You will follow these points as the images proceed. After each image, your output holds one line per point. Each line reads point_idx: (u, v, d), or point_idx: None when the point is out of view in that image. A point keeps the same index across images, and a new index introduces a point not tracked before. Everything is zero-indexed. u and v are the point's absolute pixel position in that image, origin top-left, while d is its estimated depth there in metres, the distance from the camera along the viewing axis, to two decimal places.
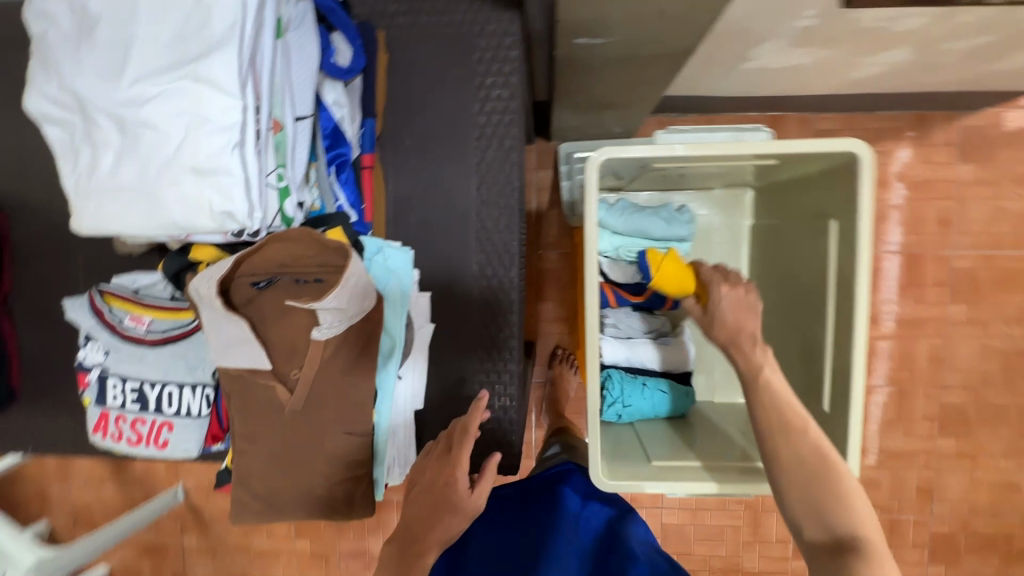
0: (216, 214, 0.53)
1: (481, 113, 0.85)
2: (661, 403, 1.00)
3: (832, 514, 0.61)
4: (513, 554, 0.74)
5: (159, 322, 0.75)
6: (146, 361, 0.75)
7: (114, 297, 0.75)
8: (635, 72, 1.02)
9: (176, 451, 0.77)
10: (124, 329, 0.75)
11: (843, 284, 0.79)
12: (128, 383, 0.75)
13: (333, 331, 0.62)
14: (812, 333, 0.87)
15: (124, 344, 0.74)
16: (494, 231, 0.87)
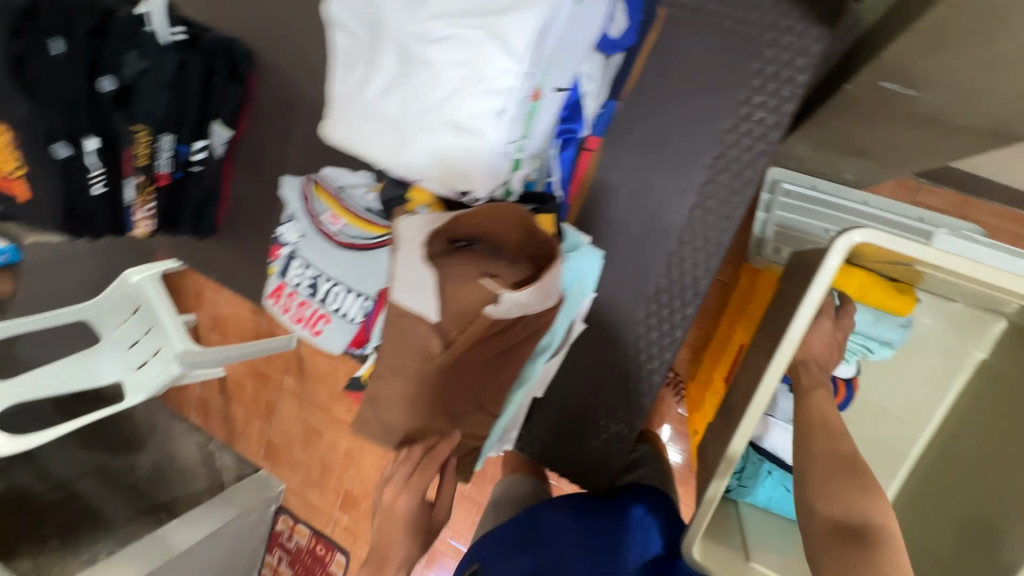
0: (454, 172, 0.52)
1: (729, 132, 0.74)
2: (778, 499, 0.83)
3: (841, 507, 0.49)
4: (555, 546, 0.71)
5: (350, 227, 0.79)
6: (328, 257, 0.80)
7: (322, 190, 0.80)
8: (921, 136, 0.83)
9: (325, 342, 0.84)
10: (321, 222, 0.80)
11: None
12: (308, 270, 0.81)
13: (506, 314, 0.61)
14: (995, 512, 0.68)
15: (315, 235, 0.79)
16: (685, 261, 0.79)
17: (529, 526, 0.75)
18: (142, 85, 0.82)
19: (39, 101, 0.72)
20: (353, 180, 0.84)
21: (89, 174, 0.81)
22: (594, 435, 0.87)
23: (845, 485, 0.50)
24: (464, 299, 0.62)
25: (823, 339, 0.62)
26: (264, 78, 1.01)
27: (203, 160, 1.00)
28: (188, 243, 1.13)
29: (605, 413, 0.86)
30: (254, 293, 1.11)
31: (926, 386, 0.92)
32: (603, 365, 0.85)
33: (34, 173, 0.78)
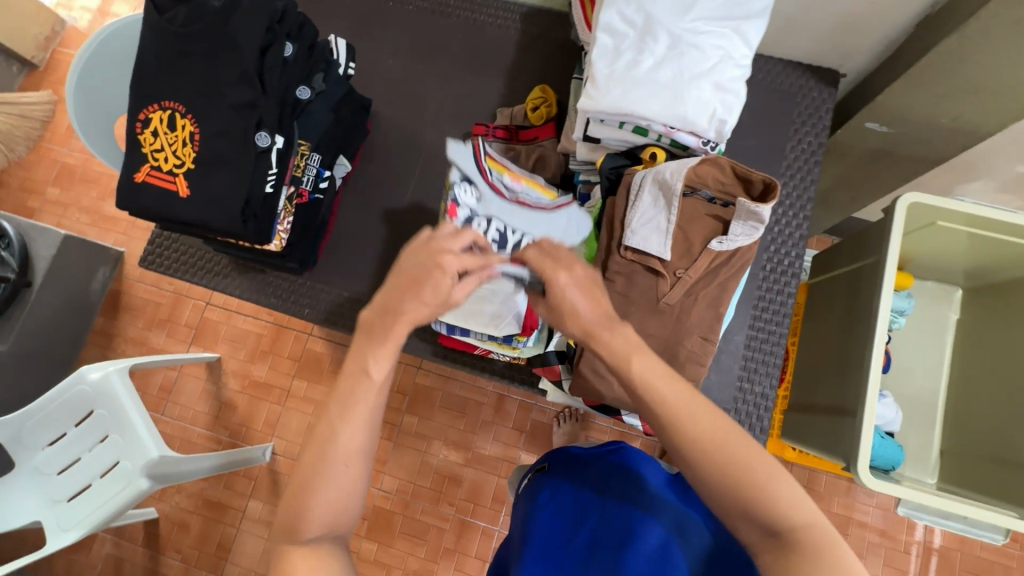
0: (713, 119, 0.71)
1: (790, 151, 1.06)
2: (878, 446, 1.07)
3: (763, 511, 0.53)
4: (610, 502, 0.79)
5: (529, 189, 0.88)
6: (514, 215, 0.87)
7: (495, 159, 0.87)
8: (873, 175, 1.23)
9: (504, 326, 0.87)
10: (503, 189, 0.87)
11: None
12: (491, 224, 0.86)
13: (733, 244, 0.75)
14: None
15: (500, 197, 0.86)
16: (784, 243, 1.02)
17: (608, 490, 0.81)
18: (320, 103, 0.90)
19: (263, 92, 0.78)
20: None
21: (271, 170, 0.81)
22: (740, 401, 0.98)
23: (749, 492, 0.54)
24: (693, 237, 0.77)
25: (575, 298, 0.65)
26: (385, 127, 1.14)
27: (326, 189, 1.00)
28: (277, 281, 1.08)
29: (746, 379, 0.98)
30: (353, 327, 1.06)
31: (935, 346, 1.21)
32: (735, 336, 0.99)
33: (226, 160, 0.78)
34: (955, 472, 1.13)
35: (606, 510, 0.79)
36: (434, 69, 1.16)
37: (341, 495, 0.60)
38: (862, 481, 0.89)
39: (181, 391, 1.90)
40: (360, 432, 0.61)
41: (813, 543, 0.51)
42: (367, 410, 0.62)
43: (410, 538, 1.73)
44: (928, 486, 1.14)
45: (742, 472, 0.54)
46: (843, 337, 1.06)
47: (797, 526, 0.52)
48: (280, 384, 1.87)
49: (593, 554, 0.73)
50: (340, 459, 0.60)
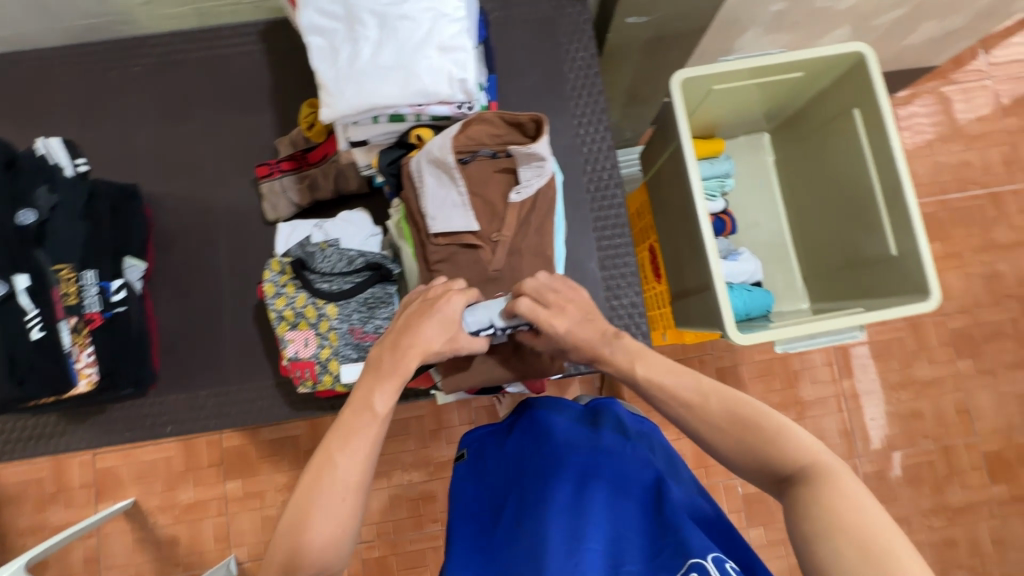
0: (453, 82, 0.69)
1: (569, 71, 1.07)
2: (749, 300, 1.16)
3: (772, 459, 0.57)
4: (527, 469, 0.89)
5: (327, 272, 0.83)
6: (327, 304, 0.82)
7: (280, 261, 0.84)
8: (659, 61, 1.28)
9: None
10: (298, 288, 0.82)
11: (879, 144, 1.03)
12: (310, 333, 0.82)
13: (530, 190, 0.76)
14: (855, 205, 1.12)
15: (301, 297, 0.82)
16: (596, 160, 1.05)
17: (526, 455, 0.91)
18: (59, 218, 0.79)
19: None
20: (302, 234, 0.87)
21: (28, 315, 0.75)
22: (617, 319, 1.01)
23: (755, 447, 0.58)
24: (491, 199, 0.75)
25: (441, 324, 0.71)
26: (167, 207, 1.03)
27: (125, 298, 0.89)
28: (124, 413, 0.96)
29: (613, 295, 1.02)
30: (226, 420, 0.97)
31: (765, 193, 1.32)
32: (588, 264, 1.02)
33: None
34: (821, 290, 1.25)
35: (527, 473, 0.88)
36: (194, 125, 1.05)
37: (333, 531, 0.58)
38: (736, 342, 0.96)
39: (110, 554, 1.71)
40: (358, 465, 0.61)
41: (811, 473, 0.54)
42: (370, 449, 0.62)
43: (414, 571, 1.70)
44: (804, 312, 1.26)
45: (750, 429, 0.59)
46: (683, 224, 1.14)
47: (799, 464, 0.55)
48: (214, 495, 1.73)
49: (518, 519, 0.82)
50: (337, 492, 0.59)
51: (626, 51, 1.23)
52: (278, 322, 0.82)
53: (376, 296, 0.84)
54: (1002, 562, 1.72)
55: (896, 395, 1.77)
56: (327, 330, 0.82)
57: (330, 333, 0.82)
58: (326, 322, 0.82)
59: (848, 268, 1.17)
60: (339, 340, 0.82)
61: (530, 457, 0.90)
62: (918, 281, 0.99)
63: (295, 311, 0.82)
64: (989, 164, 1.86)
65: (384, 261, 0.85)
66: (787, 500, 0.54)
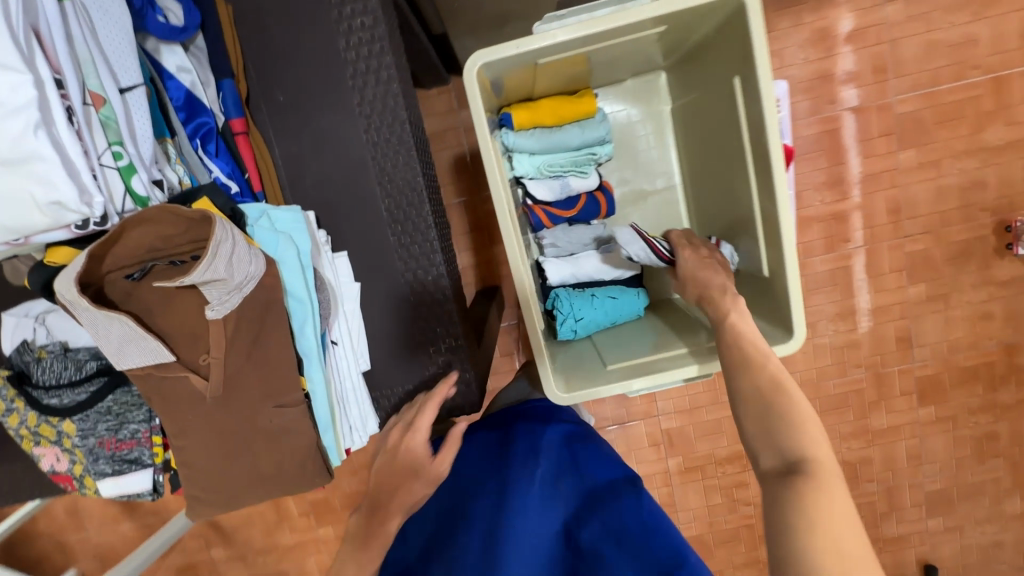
0: (43, 207, 0.48)
1: (342, 46, 0.75)
2: (614, 308, 0.97)
3: (785, 442, 0.57)
4: (449, 521, 0.81)
5: (51, 384, 0.71)
6: (63, 420, 0.72)
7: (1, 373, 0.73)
8: None
9: (139, 483, 0.75)
10: (26, 405, 0.72)
11: (757, 135, 0.75)
12: (58, 449, 0.74)
13: (228, 305, 0.59)
14: (734, 195, 0.87)
15: (32, 414, 0.72)
16: (389, 172, 0.80)
17: (452, 502, 0.83)
18: None
19: None
20: (24, 332, 0.73)
21: None
22: (432, 368, 0.86)
23: (779, 428, 0.59)
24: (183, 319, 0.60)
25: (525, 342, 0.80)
26: None
27: None
28: None
29: (428, 342, 0.85)
30: None
31: (657, 153, 1.06)
32: (399, 307, 0.85)
33: None
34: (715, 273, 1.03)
35: (470, 489, 0.82)
36: None
37: None
38: (552, 398, 0.82)
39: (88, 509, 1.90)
40: None
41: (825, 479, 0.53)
42: None
43: None
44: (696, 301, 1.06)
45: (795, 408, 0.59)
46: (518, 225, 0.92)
47: (807, 455, 0.55)
48: None
49: None
50: None
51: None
52: (20, 439, 0.74)
53: (117, 403, 0.72)
54: (914, 473, 1.52)
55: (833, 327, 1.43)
56: (73, 446, 0.74)
57: (78, 448, 0.74)
58: (70, 438, 0.73)
59: None
60: (90, 454, 0.74)
61: (454, 507, 0.83)
62: (782, 311, 0.80)
63: (30, 429, 0.73)
64: (999, 38, 1.25)
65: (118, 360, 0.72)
66: (781, 483, 0.54)
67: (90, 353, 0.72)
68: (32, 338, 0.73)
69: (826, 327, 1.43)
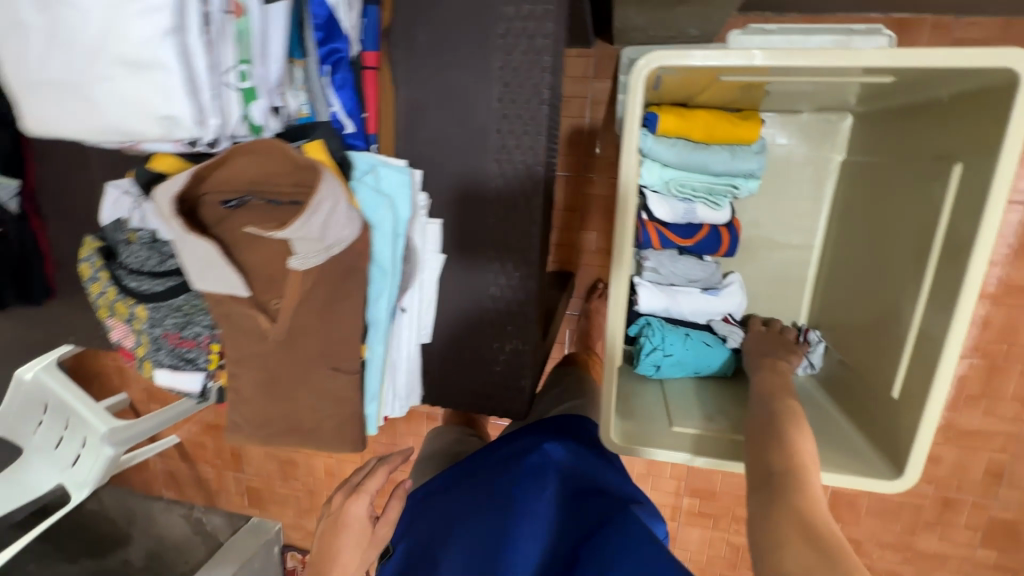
0: (157, 118, 0.47)
1: (503, 4, 0.67)
2: (701, 357, 0.89)
3: (770, 455, 0.59)
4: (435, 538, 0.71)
5: (132, 268, 0.73)
6: (134, 306, 0.74)
7: (93, 241, 0.75)
8: None
9: (187, 384, 0.77)
10: (107, 279, 0.75)
11: (955, 237, 0.61)
12: (125, 328, 0.77)
13: (314, 259, 0.57)
14: (891, 291, 0.73)
15: (110, 290, 0.75)
16: (513, 152, 0.73)
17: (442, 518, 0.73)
18: None
19: None
20: (121, 209, 0.74)
21: None
22: (494, 366, 0.81)
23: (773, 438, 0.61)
24: None
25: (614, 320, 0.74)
26: None
27: None
28: (30, 314, 1.02)
29: (495, 337, 0.79)
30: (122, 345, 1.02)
31: (807, 203, 0.92)
32: (475, 293, 0.79)
33: None
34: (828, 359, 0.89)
35: (453, 514, 0.73)
36: None
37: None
38: (605, 441, 0.76)
39: None
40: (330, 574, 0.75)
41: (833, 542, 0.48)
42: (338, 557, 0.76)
43: None
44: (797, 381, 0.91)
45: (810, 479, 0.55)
46: None
47: (786, 467, 0.57)
48: None
49: None
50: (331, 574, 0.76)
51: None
52: (98, 306, 0.77)
53: (188, 304, 0.73)
54: None
55: None
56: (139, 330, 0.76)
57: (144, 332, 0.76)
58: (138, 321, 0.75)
59: (856, 363, 0.80)
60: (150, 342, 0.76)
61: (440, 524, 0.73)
62: (898, 444, 0.68)
63: (106, 301, 0.75)
64: None
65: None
66: (770, 489, 0.55)
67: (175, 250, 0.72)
68: (129, 218, 0.74)
69: None
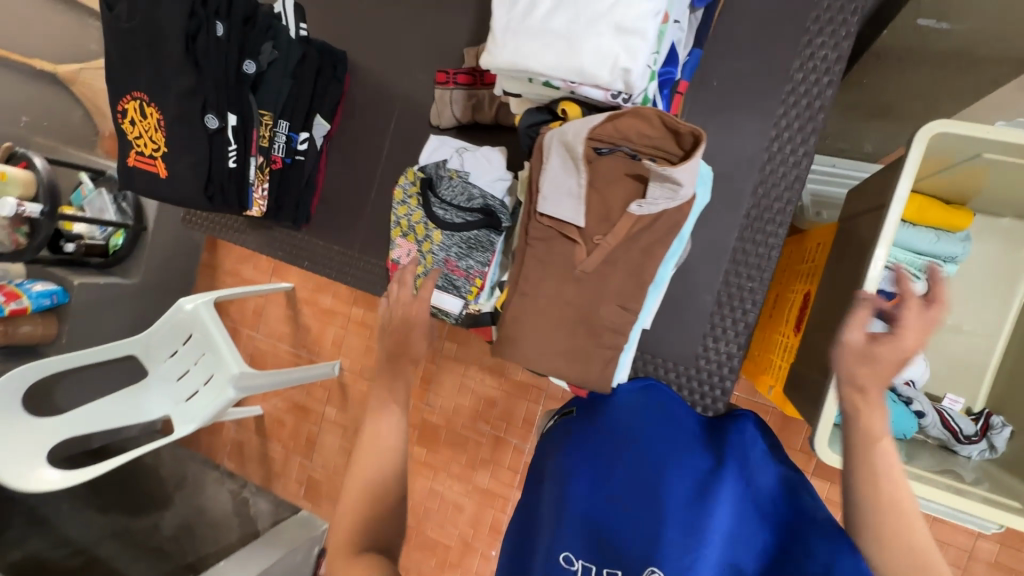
0: (616, 69, 0.61)
1: (797, 71, 0.87)
2: (885, 413, 0.94)
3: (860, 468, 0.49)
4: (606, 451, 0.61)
5: (444, 198, 0.88)
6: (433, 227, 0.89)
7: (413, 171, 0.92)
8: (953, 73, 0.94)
9: (447, 304, 0.89)
10: (416, 202, 0.90)
11: None
12: (411, 245, 0.91)
13: (653, 208, 0.69)
14: None
15: (416, 211, 0.90)
16: (773, 184, 0.88)
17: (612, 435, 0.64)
18: (275, 72, 0.93)
19: (202, 75, 0.83)
20: (444, 153, 0.92)
21: (229, 146, 0.90)
22: (702, 360, 0.92)
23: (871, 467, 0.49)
24: (609, 202, 0.71)
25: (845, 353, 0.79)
26: (362, 81, 1.13)
27: (305, 150, 1.07)
28: (281, 236, 1.20)
29: (712, 336, 0.92)
30: (345, 278, 1.16)
31: (998, 298, 0.99)
32: (704, 294, 0.92)
33: (185, 145, 0.86)
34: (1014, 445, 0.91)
35: (622, 432, 0.64)
36: (400, 11, 1.09)
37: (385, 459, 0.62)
38: (822, 456, 0.77)
39: (268, 315, 2.24)
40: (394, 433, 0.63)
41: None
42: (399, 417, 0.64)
43: (452, 447, 1.85)
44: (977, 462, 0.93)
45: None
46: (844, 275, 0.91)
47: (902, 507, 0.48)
48: (344, 310, 2.09)
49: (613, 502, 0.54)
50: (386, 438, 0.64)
51: (879, 61, 1.00)
52: (395, 225, 0.92)
53: (479, 238, 0.87)
54: None
55: None
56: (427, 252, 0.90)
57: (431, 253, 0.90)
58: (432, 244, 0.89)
59: None
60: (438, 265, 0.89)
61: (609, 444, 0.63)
62: None
63: (409, 224, 0.91)
64: None
65: (499, 210, 0.87)
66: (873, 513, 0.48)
67: (481, 193, 0.88)
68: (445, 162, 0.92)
69: None
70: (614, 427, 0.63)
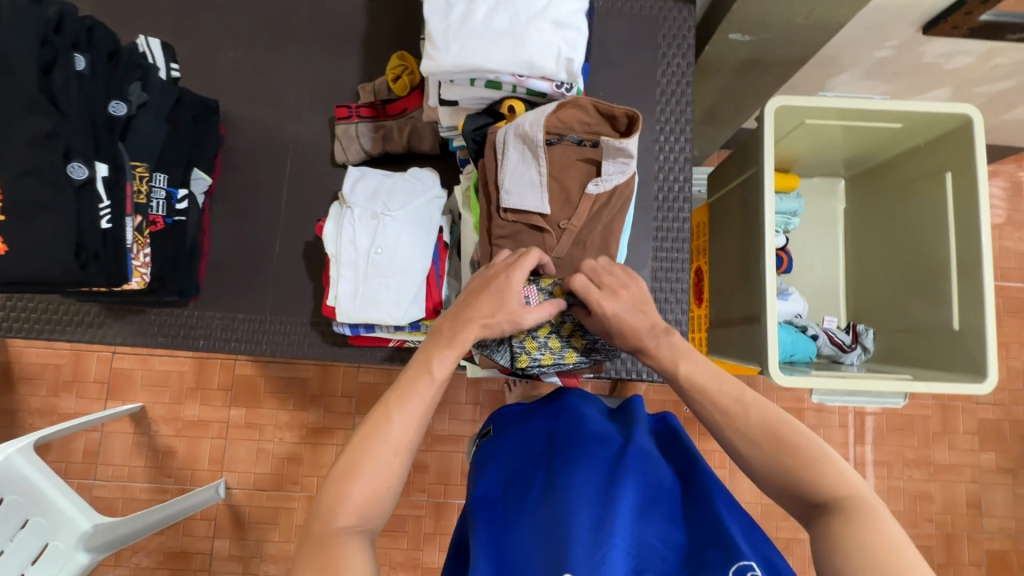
0: (561, 60, 0.69)
1: (661, 77, 1.05)
2: (796, 341, 1.11)
3: (804, 484, 0.53)
4: (518, 480, 0.67)
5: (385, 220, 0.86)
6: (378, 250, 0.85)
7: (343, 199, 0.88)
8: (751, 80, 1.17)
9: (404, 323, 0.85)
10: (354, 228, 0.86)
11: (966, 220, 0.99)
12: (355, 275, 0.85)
13: (609, 183, 0.75)
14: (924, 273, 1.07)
15: (356, 238, 0.86)
16: (670, 169, 1.02)
17: (524, 462, 0.70)
18: (146, 116, 0.80)
19: (63, 116, 0.70)
20: (371, 178, 0.89)
21: (100, 204, 0.73)
22: None
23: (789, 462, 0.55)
24: (568, 186, 0.75)
25: (770, 288, 0.95)
26: (243, 128, 1.03)
27: (187, 209, 0.89)
28: (159, 318, 0.98)
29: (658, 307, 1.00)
30: (253, 348, 0.98)
31: (829, 239, 1.28)
32: (641, 272, 1.01)
33: (37, 204, 0.68)
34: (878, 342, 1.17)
35: (529, 460, 0.70)
36: (281, 56, 1.04)
37: (382, 483, 0.56)
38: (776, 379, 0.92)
39: (110, 451, 1.57)
40: (410, 426, 0.59)
41: (809, 469, 0.53)
42: (422, 413, 0.60)
43: (388, 534, 1.53)
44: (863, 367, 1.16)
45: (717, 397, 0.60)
46: (742, 237, 1.09)
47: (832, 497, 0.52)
48: (217, 417, 1.57)
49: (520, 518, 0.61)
50: (389, 449, 0.57)
51: None
52: (335, 256, 0.86)
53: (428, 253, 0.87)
54: None
55: (910, 472, 1.42)
56: None
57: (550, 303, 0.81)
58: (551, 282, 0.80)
59: (912, 332, 1.09)
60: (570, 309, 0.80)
61: (531, 464, 0.69)
62: (977, 359, 0.95)
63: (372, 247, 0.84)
64: None
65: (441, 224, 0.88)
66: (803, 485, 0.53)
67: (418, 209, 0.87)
68: (375, 189, 0.89)
69: (902, 471, 1.43)
70: (519, 455, 0.71)
